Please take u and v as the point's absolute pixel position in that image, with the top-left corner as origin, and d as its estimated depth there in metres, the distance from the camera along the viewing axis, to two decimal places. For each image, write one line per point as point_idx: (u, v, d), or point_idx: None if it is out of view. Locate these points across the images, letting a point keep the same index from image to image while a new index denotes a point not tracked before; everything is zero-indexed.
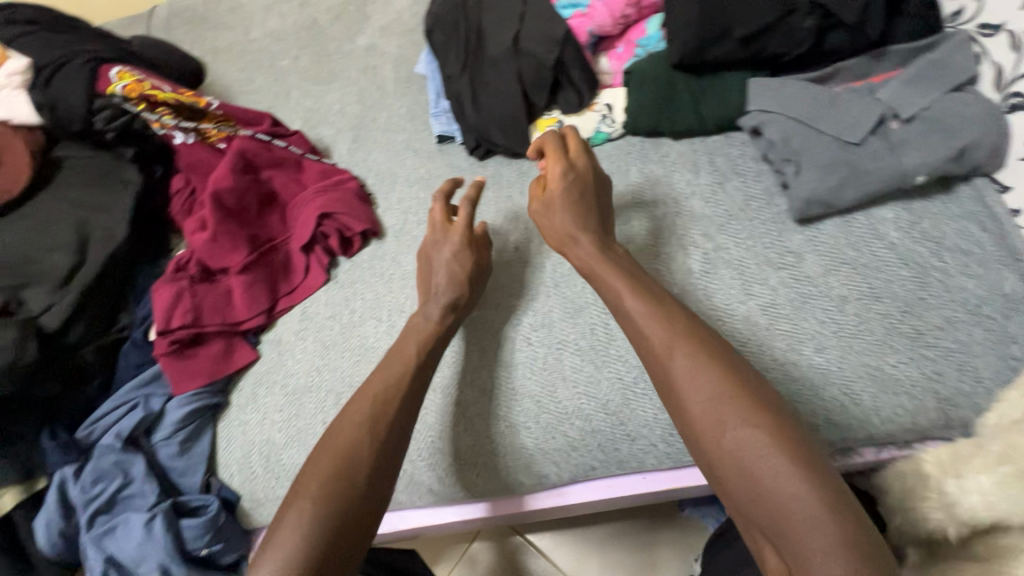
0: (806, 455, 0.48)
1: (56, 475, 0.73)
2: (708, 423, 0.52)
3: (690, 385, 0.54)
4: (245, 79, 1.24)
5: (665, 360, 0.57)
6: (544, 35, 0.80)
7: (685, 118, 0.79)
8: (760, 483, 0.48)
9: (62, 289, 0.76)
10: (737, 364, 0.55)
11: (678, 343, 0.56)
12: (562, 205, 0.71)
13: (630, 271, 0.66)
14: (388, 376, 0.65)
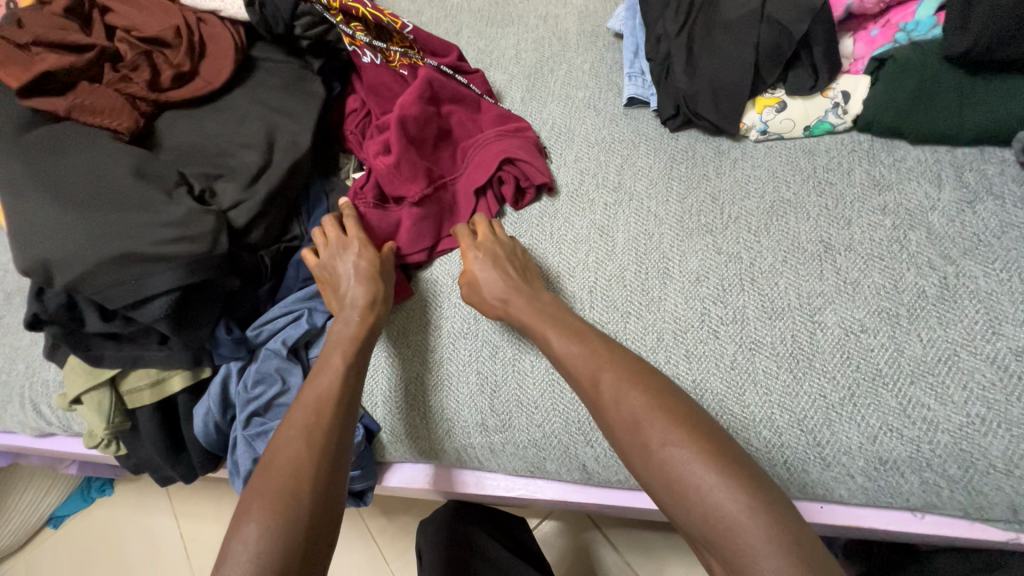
0: (728, 465, 0.50)
1: (225, 367, 0.75)
2: (638, 445, 0.54)
3: (617, 405, 0.56)
4: (413, 10, 1.17)
5: (595, 389, 0.58)
6: (797, 2, 0.72)
7: (944, 120, 0.69)
8: (689, 498, 0.49)
9: (251, 187, 0.74)
10: (657, 383, 0.57)
11: (605, 370, 0.58)
12: (491, 280, 0.71)
13: (556, 313, 0.67)
14: (325, 378, 0.63)
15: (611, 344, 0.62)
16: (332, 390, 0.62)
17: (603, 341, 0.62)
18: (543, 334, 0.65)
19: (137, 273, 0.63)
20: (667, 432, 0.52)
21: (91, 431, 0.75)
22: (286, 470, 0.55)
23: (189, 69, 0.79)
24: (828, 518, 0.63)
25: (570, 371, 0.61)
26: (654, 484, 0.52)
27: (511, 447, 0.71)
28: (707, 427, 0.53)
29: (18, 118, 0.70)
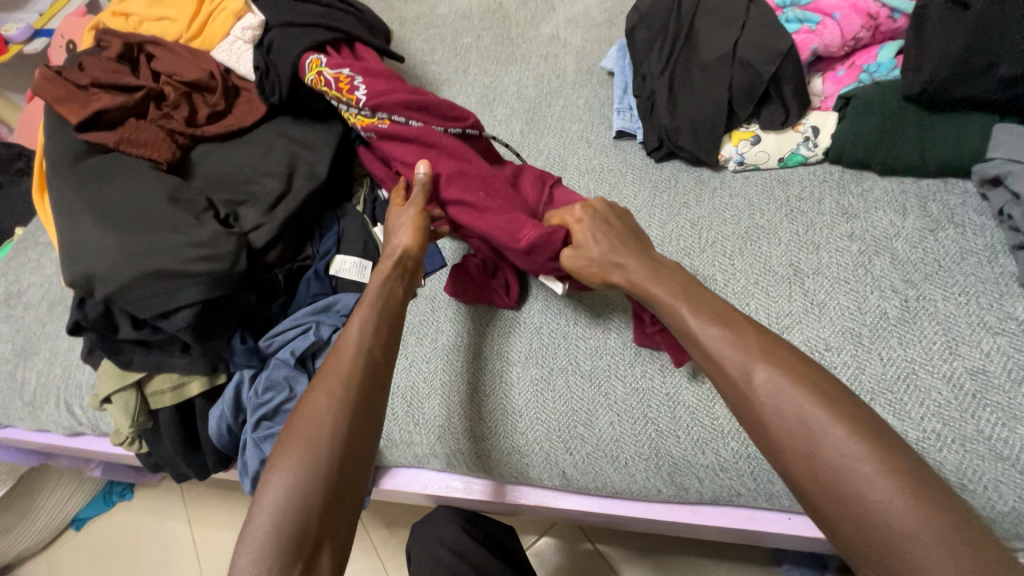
0: (919, 483, 0.42)
1: (237, 375, 0.82)
2: (801, 453, 0.46)
3: (770, 404, 0.49)
4: (426, 51, 1.27)
5: (749, 385, 0.51)
6: (767, 46, 0.79)
7: (906, 154, 0.74)
8: (873, 524, 0.42)
9: (269, 212, 0.83)
10: (827, 379, 0.49)
11: (766, 363, 0.51)
12: (626, 248, 0.68)
13: (691, 289, 0.61)
14: (353, 334, 0.64)
15: (766, 334, 0.54)
16: (362, 346, 0.63)
17: (760, 331, 0.54)
18: (687, 328, 0.57)
19: (166, 286, 0.71)
20: (843, 437, 0.45)
21: (117, 429, 0.83)
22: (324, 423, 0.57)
23: (223, 108, 0.89)
24: (797, 529, 0.69)
25: (721, 362, 0.53)
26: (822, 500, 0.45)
27: (495, 452, 0.75)
28: (888, 432, 0.46)
29: (73, 149, 0.81)
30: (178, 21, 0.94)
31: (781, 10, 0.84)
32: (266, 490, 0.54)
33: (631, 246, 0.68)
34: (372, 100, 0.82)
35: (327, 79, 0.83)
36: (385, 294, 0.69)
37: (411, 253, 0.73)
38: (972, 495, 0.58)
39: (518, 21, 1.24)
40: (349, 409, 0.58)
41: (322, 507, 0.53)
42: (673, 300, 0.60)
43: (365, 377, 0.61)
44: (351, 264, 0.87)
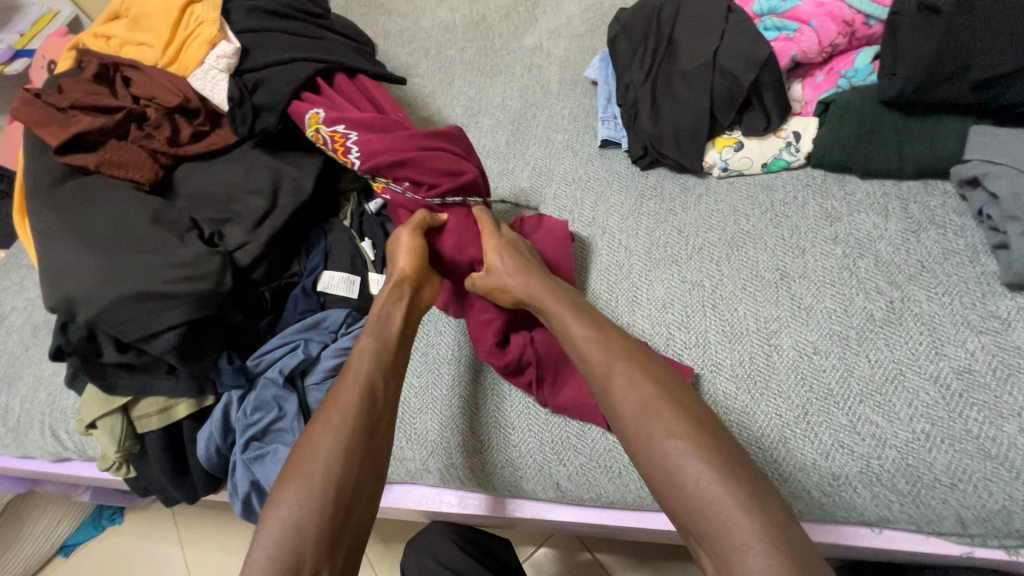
0: (721, 458, 0.52)
1: (225, 396, 0.81)
2: (639, 434, 0.56)
3: (624, 395, 0.59)
4: (411, 63, 1.27)
5: (608, 381, 0.60)
6: (745, 54, 0.80)
7: (886, 157, 0.75)
8: (687, 493, 0.52)
9: (254, 230, 0.82)
10: (668, 378, 0.60)
11: (621, 364, 0.61)
12: (525, 269, 0.73)
13: (574, 301, 0.70)
14: (360, 366, 0.65)
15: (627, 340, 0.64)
16: (368, 378, 0.64)
17: (623, 339, 0.64)
18: (568, 333, 0.66)
19: (150, 309, 0.71)
20: (671, 423, 0.55)
21: (104, 455, 0.81)
22: (325, 455, 0.57)
23: (207, 129, 0.89)
24: None
25: (593, 361, 0.62)
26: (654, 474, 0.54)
27: (488, 467, 0.75)
28: (707, 419, 0.56)
29: (53, 172, 0.80)
30: (154, 46, 0.91)
31: (759, 19, 0.85)
32: (270, 524, 0.54)
33: (532, 268, 0.74)
34: (366, 163, 0.81)
35: (324, 140, 0.84)
36: (390, 327, 0.70)
37: (410, 277, 0.75)
38: (964, 495, 0.59)
39: (502, 33, 1.25)
40: (350, 440, 0.59)
41: (317, 541, 0.53)
42: (565, 312, 0.68)
43: (368, 409, 0.61)
44: (340, 280, 0.86)
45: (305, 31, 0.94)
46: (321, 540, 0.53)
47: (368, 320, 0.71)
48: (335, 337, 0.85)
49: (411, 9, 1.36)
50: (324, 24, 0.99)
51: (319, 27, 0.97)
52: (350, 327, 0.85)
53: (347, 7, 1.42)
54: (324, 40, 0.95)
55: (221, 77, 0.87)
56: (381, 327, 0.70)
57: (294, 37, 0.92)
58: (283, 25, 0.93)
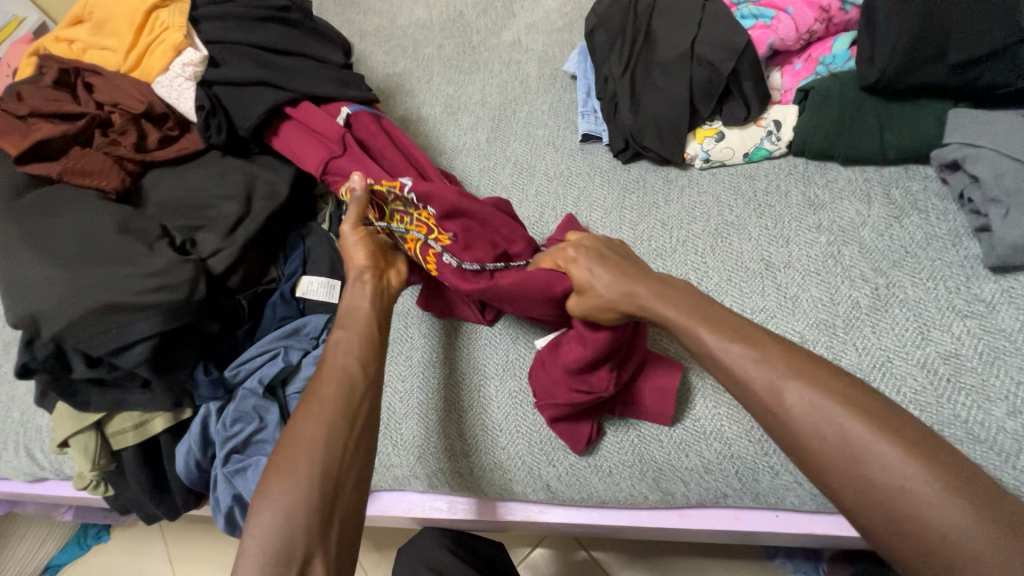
0: (961, 484, 0.41)
1: (203, 408, 0.79)
2: (841, 468, 0.45)
3: (805, 420, 0.47)
4: (388, 62, 1.25)
5: (784, 408, 0.48)
6: (723, 43, 0.79)
7: (867, 143, 0.74)
8: (916, 529, 0.41)
9: (228, 236, 0.80)
10: (860, 391, 0.47)
11: (804, 386, 0.48)
12: (636, 280, 0.61)
13: (703, 305, 0.57)
14: (335, 357, 0.63)
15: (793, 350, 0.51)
16: (343, 368, 0.62)
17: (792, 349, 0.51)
18: (714, 352, 0.53)
19: (119, 321, 0.68)
20: (881, 448, 0.44)
21: (80, 474, 0.79)
22: (308, 444, 0.55)
23: (177, 133, 0.87)
24: (784, 526, 0.67)
25: (762, 385, 0.49)
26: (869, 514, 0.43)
27: (477, 470, 0.73)
28: (928, 436, 0.44)
29: (14, 183, 0.77)
30: (116, 51, 0.88)
31: (736, 8, 0.84)
32: (255, 516, 0.52)
33: (646, 279, 0.62)
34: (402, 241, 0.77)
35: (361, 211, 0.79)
36: (360, 314, 0.68)
37: (368, 268, 0.72)
38: None
39: (479, 29, 1.23)
40: (329, 427, 0.57)
41: (307, 527, 0.51)
42: (703, 325, 0.55)
43: (349, 397, 0.60)
44: (319, 284, 0.84)
45: (277, 38, 0.91)
46: (308, 528, 0.51)
47: (337, 313, 0.69)
48: (317, 343, 0.82)
49: (386, 7, 1.34)
50: (295, 23, 0.94)
51: (291, 29, 0.93)
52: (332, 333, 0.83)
53: (321, 7, 1.40)
54: (296, 46, 0.92)
55: (187, 86, 0.85)
56: (348, 313, 0.69)
57: (265, 51, 0.89)
58: (253, 34, 0.90)
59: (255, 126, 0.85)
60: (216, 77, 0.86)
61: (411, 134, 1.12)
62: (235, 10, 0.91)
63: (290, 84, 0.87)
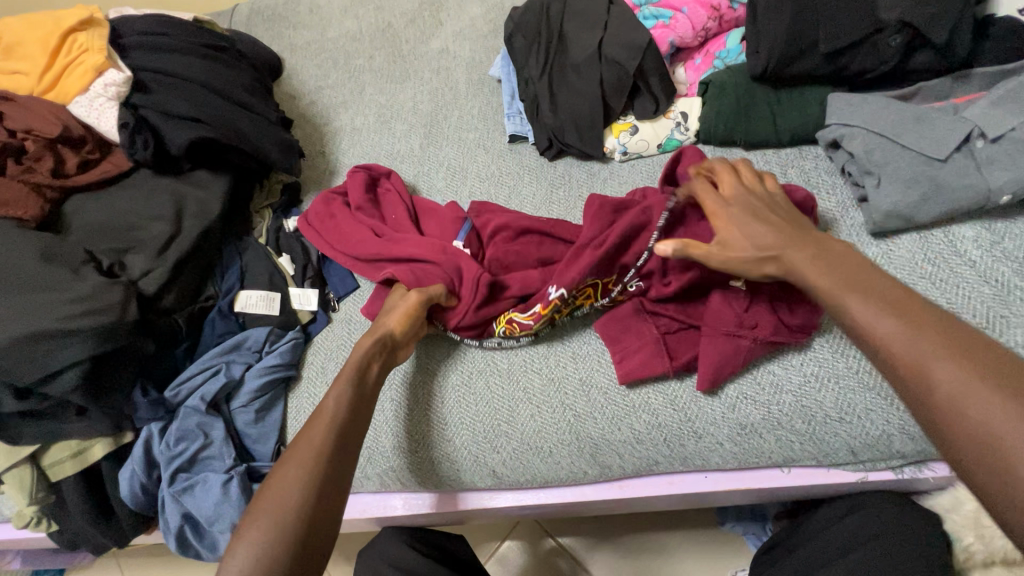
0: None
1: (144, 431, 0.78)
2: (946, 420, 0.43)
3: (957, 397, 0.43)
4: (320, 75, 1.26)
5: (899, 360, 0.47)
6: (628, 43, 0.84)
7: (762, 128, 0.81)
8: None
9: (159, 257, 0.80)
10: (990, 354, 0.44)
11: (927, 344, 0.46)
12: (794, 240, 0.60)
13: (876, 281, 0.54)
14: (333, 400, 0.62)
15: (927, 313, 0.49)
16: (337, 416, 0.60)
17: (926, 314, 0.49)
18: (852, 309, 0.52)
19: (47, 348, 0.67)
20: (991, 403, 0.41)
21: (18, 511, 0.77)
22: (296, 490, 0.53)
23: (97, 156, 0.86)
24: (713, 486, 0.72)
25: (886, 340, 0.49)
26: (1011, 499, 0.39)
27: (427, 463, 0.76)
28: None
29: None
30: (29, 74, 0.86)
31: (639, 9, 0.90)
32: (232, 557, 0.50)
33: (800, 238, 0.60)
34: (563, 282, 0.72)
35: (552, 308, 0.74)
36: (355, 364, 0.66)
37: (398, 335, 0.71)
38: (851, 427, 0.65)
39: (408, 38, 1.25)
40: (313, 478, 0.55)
41: None
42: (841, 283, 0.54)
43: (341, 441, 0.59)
44: (257, 298, 0.86)
45: (207, 70, 0.92)
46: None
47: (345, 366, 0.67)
48: (260, 356, 0.83)
49: (315, 21, 1.35)
50: (229, 62, 0.97)
51: (222, 65, 0.95)
52: (274, 345, 0.84)
53: (248, 23, 1.39)
54: (228, 83, 0.94)
55: (108, 106, 0.84)
56: (380, 330, 0.70)
57: (195, 82, 0.90)
58: (183, 64, 0.91)
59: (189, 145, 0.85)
60: (142, 100, 0.85)
61: (345, 145, 1.13)
62: (153, 39, 0.91)
63: (221, 120, 0.89)
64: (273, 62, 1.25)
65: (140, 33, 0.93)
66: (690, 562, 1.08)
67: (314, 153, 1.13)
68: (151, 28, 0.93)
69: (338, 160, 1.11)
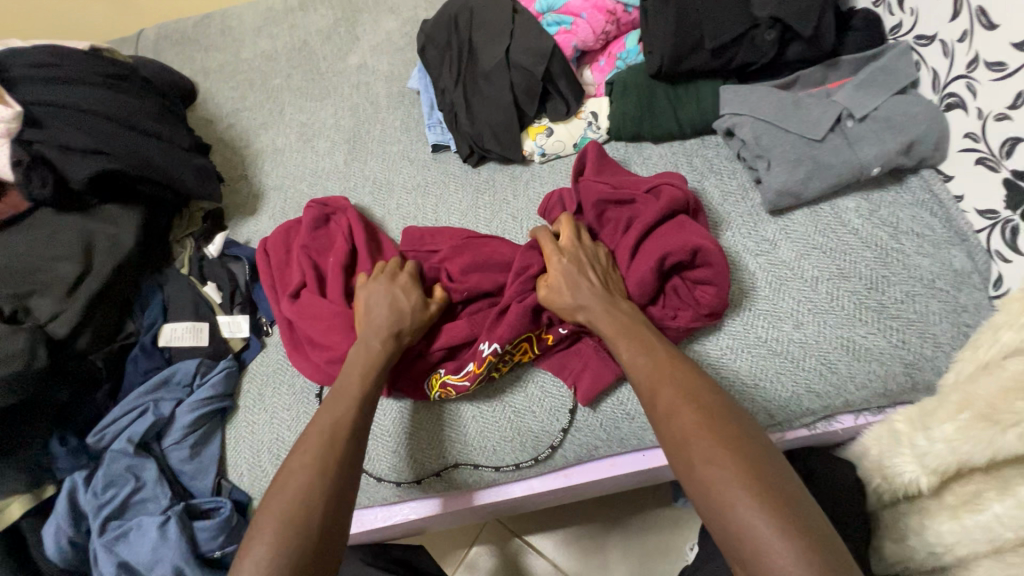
0: (762, 481, 0.47)
1: (67, 482, 0.75)
2: (665, 431, 0.54)
3: (672, 416, 0.54)
4: (237, 97, 1.23)
5: (686, 453, 0.51)
6: (534, 49, 0.88)
7: (665, 122, 0.86)
8: (719, 507, 0.47)
9: (69, 298, 0.77)
10: (748, 446, 0.50)
11: (659, 374, 0.58)
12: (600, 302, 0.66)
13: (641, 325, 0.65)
14: (324, 419, 0.62)
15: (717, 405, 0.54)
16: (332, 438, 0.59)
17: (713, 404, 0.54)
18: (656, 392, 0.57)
19: None
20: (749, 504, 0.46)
21: None
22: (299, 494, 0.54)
23: None
24: (650, 462, 0.76)
25: (677, 427, 0.53)
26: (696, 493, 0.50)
27: (374, 476, 0.75)
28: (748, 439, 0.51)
29: None
30: None
31: (542, 16, 0.93)
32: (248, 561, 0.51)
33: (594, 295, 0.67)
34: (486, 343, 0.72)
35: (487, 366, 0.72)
36: (350, 386, 0.65)
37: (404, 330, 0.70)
38: (767, 391, 0.70)
39: (325, 55, 1.24)
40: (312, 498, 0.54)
41: None
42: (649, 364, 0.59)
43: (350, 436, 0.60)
44: (183, 330, 0.83)
45: (108, 99, 0.88)
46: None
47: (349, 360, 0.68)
48: (190, 390, 0.81)
49: (227, 42, 1.31)
50: (132, 90, 0.94)
51: (122, 92, 0.92)
52: (204, 378, 0.82)
53: (156, 47, 1.34)
54: (130, 110, 0.90)
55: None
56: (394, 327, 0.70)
57: (93, 112, 0.86)
58: (78, 94, 0.87)
59: (92, 177, 0.82)
60: (35, 135, 0.81)
61: (268, 167, 1.11)
62: (44, 71, 0.87)
63: (126, 149, 0.85)
64: (185, 87, 1.21)
65: (28, 64, 0.88)
66: (653, 542, 1.12)
67: (235, 177, 1.11)
68: (39, 60, 0.89)
69: (261, 182, 1.09)
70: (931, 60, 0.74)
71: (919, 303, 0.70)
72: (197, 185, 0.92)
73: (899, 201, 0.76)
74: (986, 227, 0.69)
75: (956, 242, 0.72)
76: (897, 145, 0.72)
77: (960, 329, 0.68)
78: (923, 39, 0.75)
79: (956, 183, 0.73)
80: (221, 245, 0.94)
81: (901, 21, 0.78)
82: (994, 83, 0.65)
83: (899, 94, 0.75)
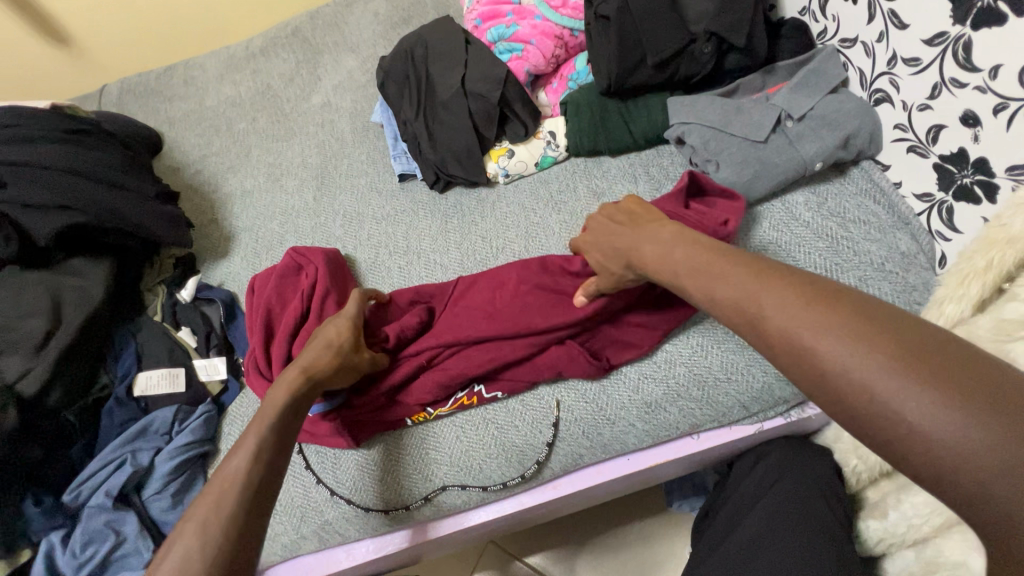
0: (921, 363, 0.37)
1: (44, 544, 0.73)
2: (774, 333, 0.44)
3: (787, 319, 0.43)
4: (203, 143, 1.25)
5: (833, 369, 0.39)
6: (488, 77, 0.92)
7: (620, 136, 0.90)
8: (872, 407, 0.37)
9: (38, 354, 0.76)
10: (891, 326, 0.39)
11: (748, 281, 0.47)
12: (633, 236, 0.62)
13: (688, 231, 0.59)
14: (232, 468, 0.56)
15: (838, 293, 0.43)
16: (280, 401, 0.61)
17: (835, 300, 0.42)
18: (755, 304, 0.46)
19: None
20: (930, 406, 0.35)
21: None
22: (187, 555, 0.48)
23: None
24: (634, 466, 0.77)
25: (794, 328, 0.42)
26: (841, 399, 0.39)
27: (361, 508, 0.74)
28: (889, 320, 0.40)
29: None
30: None
31: (495, 46, 0.98)
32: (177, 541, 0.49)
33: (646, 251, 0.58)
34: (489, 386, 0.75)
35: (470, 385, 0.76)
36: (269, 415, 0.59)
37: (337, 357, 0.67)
38: (738, 384, 0.73)
39: (288, 97, 1.27)
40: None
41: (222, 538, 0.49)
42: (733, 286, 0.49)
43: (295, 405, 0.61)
44: (159, 377, 0.83)
45: (72, 154, 0.89)
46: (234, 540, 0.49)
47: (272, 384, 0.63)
48: (169, 438, 0.80)
49: (191, 91, 1.33)
50: (96, 144, 0.94)
51: (87, 147, 0.93)
52: (183, 424, 0.81)
53: (119, 101, 1.35)
54: (96, 163, 0.91)
55: None
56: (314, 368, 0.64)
57: (58, 167, 0.87)
58: (42, 152, 0.87)
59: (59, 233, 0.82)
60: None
61: (238, 209, 1.12)
62: (5, 132, 0.88)
63: (93, 201, 0.86)
64: (149, 137, 1.22)
65: None
66: (652, 550, 1.11)
67: (205, 222, 1.11)
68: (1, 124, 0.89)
69: (232, 225, 1.10)
70: (856, 60, 0.79)
71: (873, 287, 0.73)
72: (167, 232, 0.92)
73: (844, 192, 0.80)
74: (924, 210, 0.74)
75: (900, 225, 0.76)
76: (835, 140, 0.77)
77: (912, 308, 0.72)
78: (847, 42, 0.80)
79: (894, 171, 0.77)
80: (194, 289, 0.94)
81: (826, 27, 0.84)
82: (913, 77, 0.70)
83: (832, 93, 0.80)
